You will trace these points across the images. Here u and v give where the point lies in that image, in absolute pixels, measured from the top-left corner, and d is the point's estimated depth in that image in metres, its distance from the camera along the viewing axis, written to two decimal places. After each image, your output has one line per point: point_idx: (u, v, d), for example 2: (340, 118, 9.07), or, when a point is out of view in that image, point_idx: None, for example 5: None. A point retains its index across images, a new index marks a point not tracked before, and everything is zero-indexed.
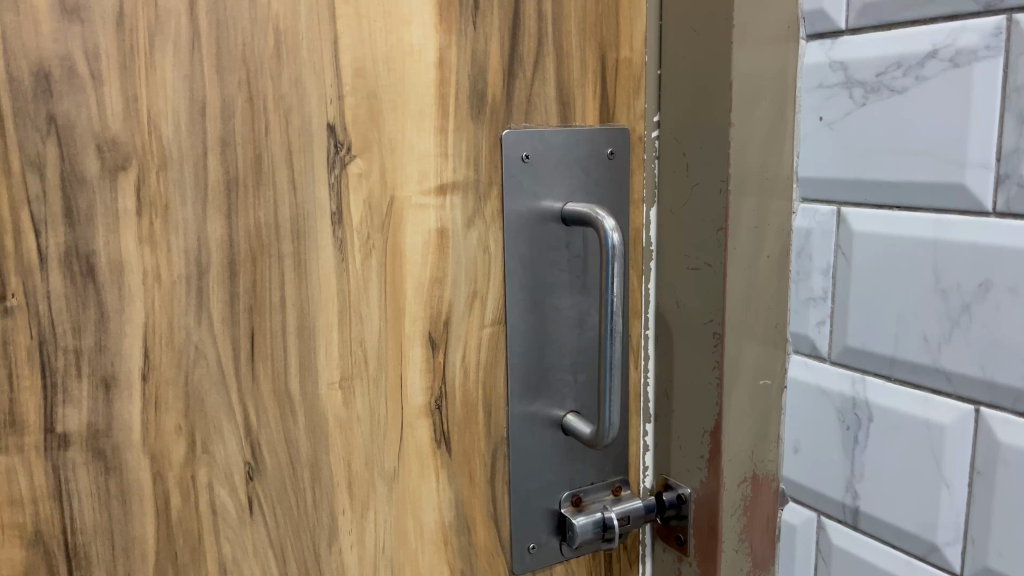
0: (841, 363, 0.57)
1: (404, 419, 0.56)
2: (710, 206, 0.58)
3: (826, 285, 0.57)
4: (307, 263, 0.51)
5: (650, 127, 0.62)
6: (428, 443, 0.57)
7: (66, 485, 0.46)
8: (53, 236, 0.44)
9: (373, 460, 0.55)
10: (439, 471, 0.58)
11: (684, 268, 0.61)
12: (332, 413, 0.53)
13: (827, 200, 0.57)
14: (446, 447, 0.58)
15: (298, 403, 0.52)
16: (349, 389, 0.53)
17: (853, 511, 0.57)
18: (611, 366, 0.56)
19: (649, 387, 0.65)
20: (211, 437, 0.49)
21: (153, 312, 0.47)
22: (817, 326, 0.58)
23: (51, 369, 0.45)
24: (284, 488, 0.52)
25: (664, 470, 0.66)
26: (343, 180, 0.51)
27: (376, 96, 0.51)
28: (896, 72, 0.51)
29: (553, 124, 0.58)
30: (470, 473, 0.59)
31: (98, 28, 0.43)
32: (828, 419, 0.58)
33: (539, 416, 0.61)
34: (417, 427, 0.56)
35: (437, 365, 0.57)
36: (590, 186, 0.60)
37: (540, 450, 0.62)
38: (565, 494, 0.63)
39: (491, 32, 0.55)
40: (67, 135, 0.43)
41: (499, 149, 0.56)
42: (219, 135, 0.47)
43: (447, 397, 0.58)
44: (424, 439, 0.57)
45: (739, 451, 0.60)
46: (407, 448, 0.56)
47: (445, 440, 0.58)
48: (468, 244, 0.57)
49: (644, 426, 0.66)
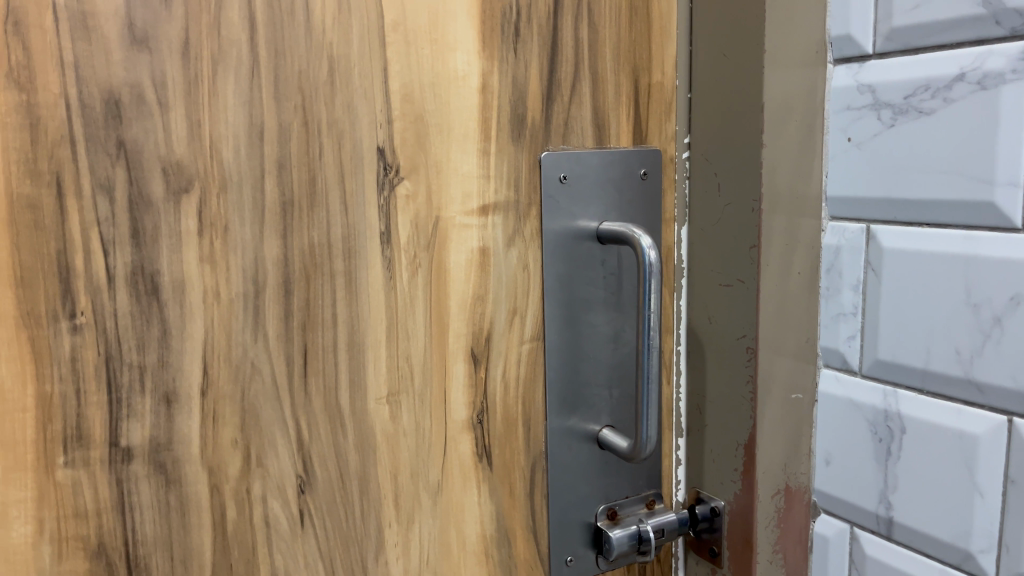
0: (873, 376, 0.58)
1: (448, 433, 0.57)
2: (742, 225, 0.59)
3: (857, 300, 0.59)
4: (357, 281, 0.53)
5: (680, 148, 0.64)
6: (470, 456, 0.59)
7: (129, 498, 0.47)
8: (121, 256, 0.46)
9: (418, 473, 0.57)
10: (481, 484, 0.59)
11: (716, 285, 0.62)
12: (380, 427, 0.55)
13: (856, 218, 0.58)
14: (487, 461, 0.59)
15: (347, 417, 0.53)
16: (396, 404, 0.55)
17: (887, 522, 0.58)
18: (648, 381, 0.57)
19: (681, 401, 0.67)
20: (265, 451, 0.51)
21: (212, 329, 0.48)
22: (848, 340, 0.60)
23: (116, 385, 0.46)
24: (334, 500, 0.54)
25: (697, 483, 0.67)
26: (392, 201, 0.53)
27: (423, 120, 0.53)
28: (923, 95, 0.53)
29: (589, 146, 0.60)
30: (510, 486, 0.61)
31: (165, 57, 0.45)
32: (860, 432, 0.60)
33: (576, 431, 0.63)
34: (459, 441, 0.58)
35: (479, 380, 0.58)
36: (624, 206, 0.62)
37: (577, 464, 0.63)
38: (601, 508, 0.64)
39: (530, 58, 0.57)
40: (135, 159, 0.45)
41: (538, 170, 0.58)
42: (277, 159, 0.49)
43: (488, 412, 0.59)
44: (466, 452, 0.58)
45: (772, 464, 0.62)
46: (450, 462, 0.58)
47: (486, 454, 0.59)
48: (509, 262, 0.58)
49: (676, 440, 0.67)
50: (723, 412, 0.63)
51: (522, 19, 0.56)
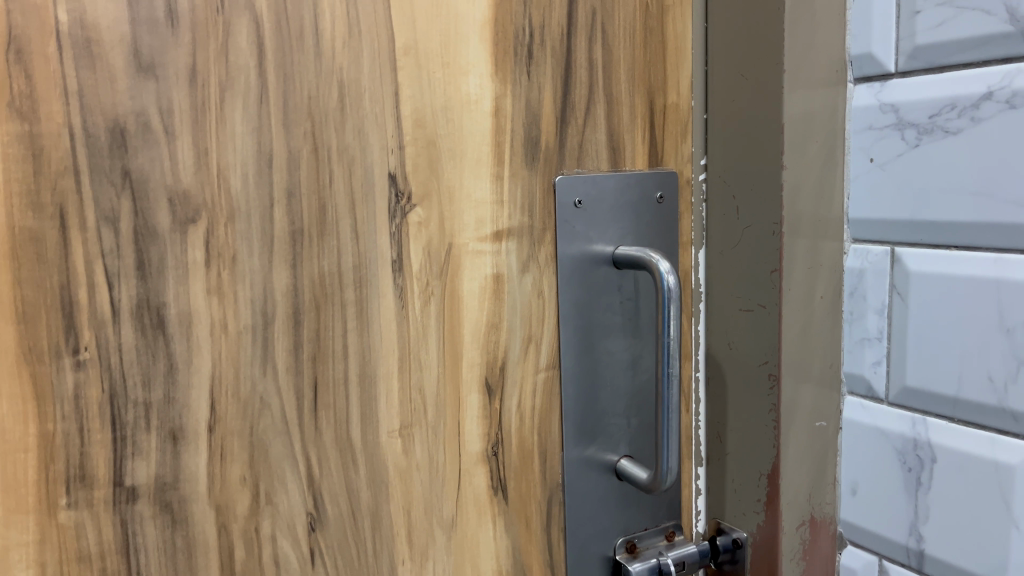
0: (900, 403, 0.56)
1: (462, 466, 0.56)
2: (763, 249, 0.58)
3: (882, 325, 0.57)
4: (369, 311, 0.51)
5: (697, 170, 0.63)
6: (485, 490, 0.57)
7: (134, 539, 0.45)
8: (126, 289, 0.44)
9: (432, 509, 0.55)
10: (496, 518, 0.58)
11: (736, 311, 0.61)
12: (392, 461, 0.53)
13: (880, 240, 0.57)
14: (502, 494, 0.58)
15: (357, 451, 0.52)
16: (408, 437, 0.53)
17: (918, 555, 0.56)
18: (669, 411, 0.56)
19: (701, 430, 0.65)
20: (275, 487, 0.49)
21: (220, 362, 0.47)
22: (873, 366, 0.58)
23: (121, 423, 0.45)
24: (345, 538, 0.52)
25: (717, 514, 0.65)
26: (403, 229, 0.52)
27: (435, 145, 0.52)
28: (949, 114, 0.51)
29: (604, 169, 0.59)
30: (526, 520, 0.59)
31: (172, 84, 0.44)
32: (888, 461, 0.58)
33: (593, 461, 0.61)
34: (474, 474, 0.56)
35: (494, 411, 0.57)
36: (640, 230, 0.60)
37: (595, 495, 0.61)
38: (620, 540, 0.62)
39: (544, 81, 0.55)
40: (141, 189, 0.44)
41: (552, 194, 0.57)
42: (286, 186, 0.48)
43: (503, 444, 0.57)
44: (481, 486, 0.57)
45: (797, 495, 0.60)
46: (465, 495, 0.56)
47: (501, 487, 0.57)
48: (523, 288, 0.57)
49: (695, 470, 0.65)
50: (745, 441, 0.61)
51: (535, 41, 0.55)
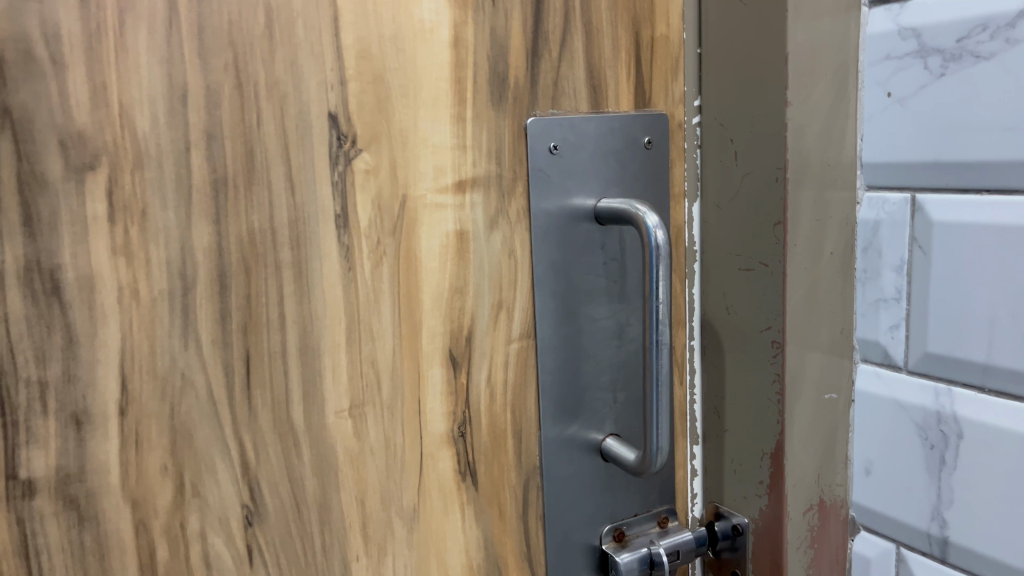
0: (921, 372, 0.50)
1: (424, 449, 0.49)
2: (763, 199, 0.51)
3: (900, 284, 0.50)
4: (309, 274, 0.44)
5: (690, 113, 0.55)
6: (451, 475, 0.50)
7: (33, 541, 0.39)
8: (10, 248, 0.37)
9: (390, 498, 0.48)
10: (465, 506, 0.51)
11: (733, 271, 0.54)
12: (341, 444, 0.46)
13: (898, 186, 0.50)
14: (471, 480, 0.51)
15: (298, 434, 0.45)
16: (360, 417, 0.47)
17: (941, 543, 0.50)
18: (658, 383, 0.49)
19: (696, 405, 0.58)
20: (202, 478, 0.43)
21: (131, 334, 0.40)
22: (890, 330, 0.51)
23: (11, 406, 0.38)
24: (288, 533, 0.46)
25: (715, 497, 0.59)
26: (348, 178, 0.45)
27: (384, 80, 0.45)
28: (980, 36, 0.44)
29: (583, 110, 0.52)
30: (499, 508, 0.53)
31: (58, 3, 0.37)
32: (907, 437, 0.51)
33: (575, 441, 0.54)
34: (438, 458, 0.50)
35: (459, 387, 0.50)
36: (626, 180, 0.53)
37: (578, 479, 0.55)
38: (607, 528, 0.56)
39: (512, 7, 0.48)
40: (24, 130, 0.37)
41: (523, 139, 0.50)
42: (204, 128, 0.41)
43: (471, 424, 0.51)
44: (446, 471, 0.50)
45: (804, 476, 0.53)
46: (427, 482, 0.50)
47: (470, 472, 0.51)
48: (491, 247, 0.50)
49: (691, 449, 0.59)
50: (744, 418, 0.54)
51: None
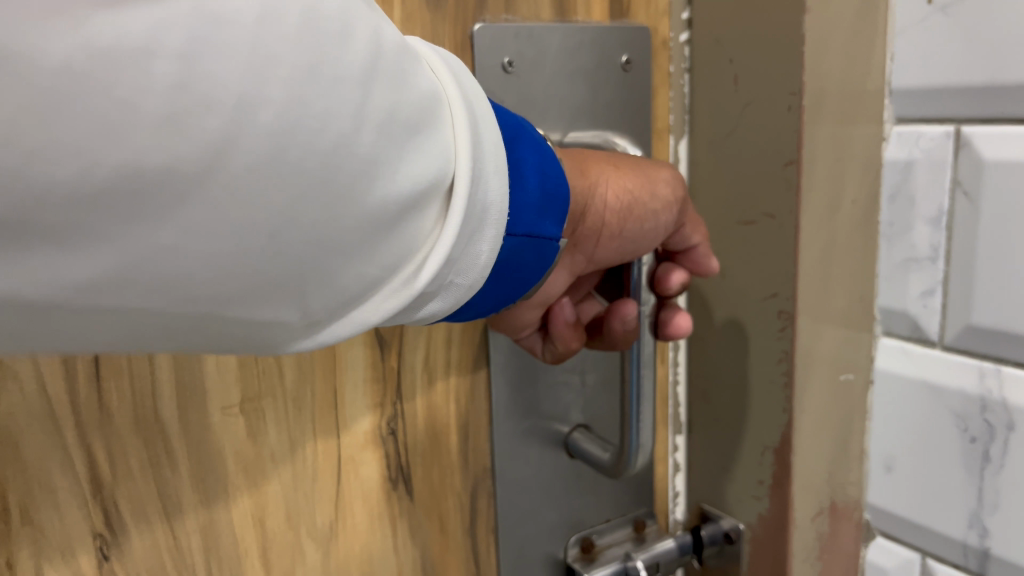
0: (961, 349, 0.40)
1: (342, 454, 0.38)
2: (771, 133, 0.40)
3: (937, 240, 0.41)
4: None
5: (678, 28, 0.44)
6: (377, 483, 0.40)
7: None
8: None
9: (298, 516, 0.38)
10: (396, 521, 0.41)
11: (729, 225, 0.44)
12: (230, 448, 0.35)
13: (936, 118, 0.40)
14: (405, 489, 0.41)
15: (168, 439, 0.34)
16: (257, 415, 0.36)
17: (981, 555, 0.40)
18: (640, 364, 0.39)
19: (681, 389, 0.49)
20: (35, 502, 0.32)
21: None
22: (921, 298, 0.42)
23: None
24: (161, 567, 0.35)
25: (699, 494, 0.49)
26: None
27: None
28: None
29: (545, 18, 0.40)
30: (440, 521, 0.42)
31: None
32: (939, 428, 0.42)
33: (535, 435, 0.44)
34: (360, 462, 0.39)
35: (388, 371, 0.39)
36: (598, 110, 0.42)
37: (537, 482, 0.44)
38: (573, 538, 0.46)
39: None
40: None
41: (468, 53, 0.38)
42: None
43: (403, 417, 0.40)
44: (371, 479, 0.40)
45: (815, 474, 0.44)
46: (347, 493, 0.39)
47: (404, 480, 0.41)
48: None
49: (673, 441, 0.49)
50: (740, 404, 0.45)
51: None
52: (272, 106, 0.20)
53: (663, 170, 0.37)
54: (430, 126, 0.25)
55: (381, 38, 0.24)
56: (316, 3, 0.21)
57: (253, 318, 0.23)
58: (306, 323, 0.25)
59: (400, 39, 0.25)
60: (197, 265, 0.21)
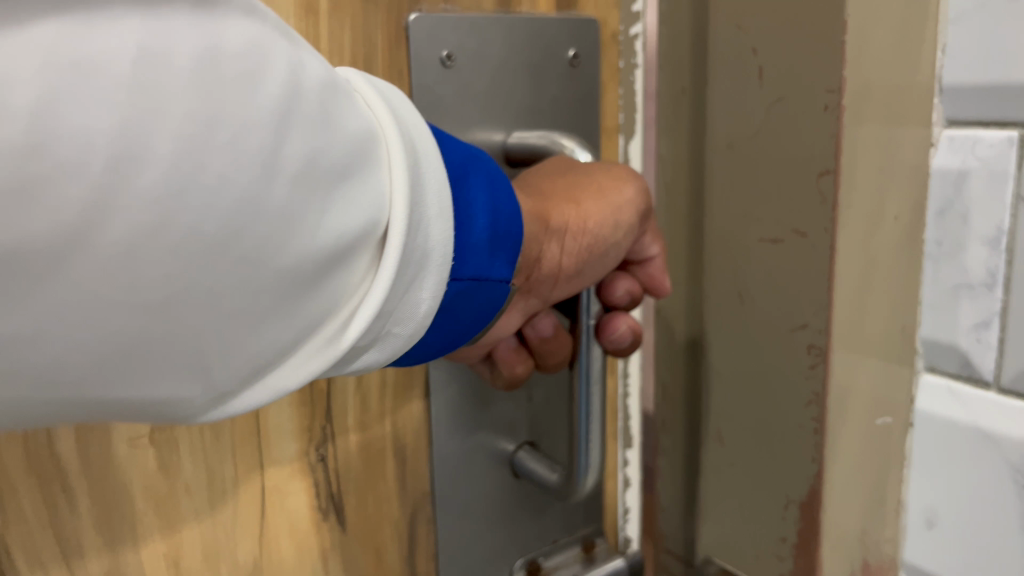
0: (1019, 395, 0.34)
1: (266, 482, 0.34)
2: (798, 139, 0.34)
3: (991, 266, 0.35)
4: None
5: (628, 20, 0.41)
6: (305, 514, 0.36)
7: None
8: None
9: (216, 553, 0.34)
10: (328, 554, 0.37)
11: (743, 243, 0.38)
12: (139, 482, 0.31)
13: (996, 121, 0.34)
14: (337, 519, 0.36)
15: (69, 469, 0.30)
16: (167, 443, 0.32)
17: None
18: (589, 381, 0.36)
19: (631, 402, 0.45)
20: None
21: None
22: (972, 332, 0.36)
23: None
24: None
25: (699, 540, 0.44)
26: None
27: None
28: None
29: (486, 8, 0.36)
30: (377, 549, 0.38)
31: None
32: (991, 483, 0.36)
33: (481, 452, 0.40)
34: (286, 489, 0.35)
35: (317, 391, 0.35)
36: (545, 108, 0.39)
37: (484, 508, 0.41)
38: (518, 561, 0.42)
39: None
40: None
41: (402, 44, 0.34)
42: None
43: (335, 441, 0.36)
44: (300, 510, 0.35)
45: (846, 531, 0.38)
46: (272, 526, 0.35)
47: (335, 505, 0.36)
48: None
49: (624, 453, 0.46)
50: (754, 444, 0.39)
51: None
52: (158, 159, 0.18)
53: (625, 185, 0.34)
54: (360, 174, 0.23)
55: (300, 75, 0.22)
56: (218, 40, 0.19)
57: (153, 398, 0.21)
58: (232, 390, 0.23)
59: (327, 73, 0.23)
60: (81, 335, 0.19)
